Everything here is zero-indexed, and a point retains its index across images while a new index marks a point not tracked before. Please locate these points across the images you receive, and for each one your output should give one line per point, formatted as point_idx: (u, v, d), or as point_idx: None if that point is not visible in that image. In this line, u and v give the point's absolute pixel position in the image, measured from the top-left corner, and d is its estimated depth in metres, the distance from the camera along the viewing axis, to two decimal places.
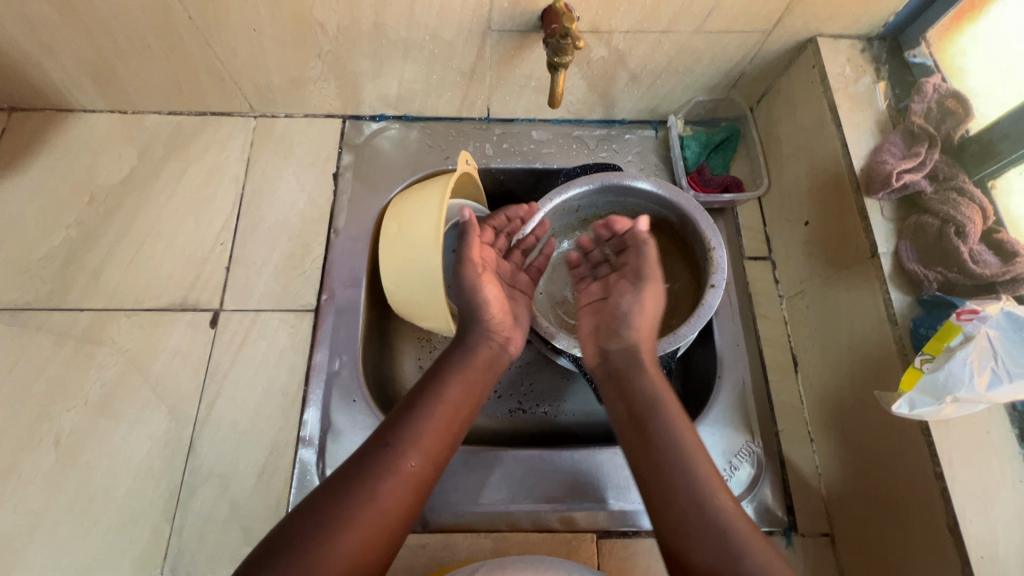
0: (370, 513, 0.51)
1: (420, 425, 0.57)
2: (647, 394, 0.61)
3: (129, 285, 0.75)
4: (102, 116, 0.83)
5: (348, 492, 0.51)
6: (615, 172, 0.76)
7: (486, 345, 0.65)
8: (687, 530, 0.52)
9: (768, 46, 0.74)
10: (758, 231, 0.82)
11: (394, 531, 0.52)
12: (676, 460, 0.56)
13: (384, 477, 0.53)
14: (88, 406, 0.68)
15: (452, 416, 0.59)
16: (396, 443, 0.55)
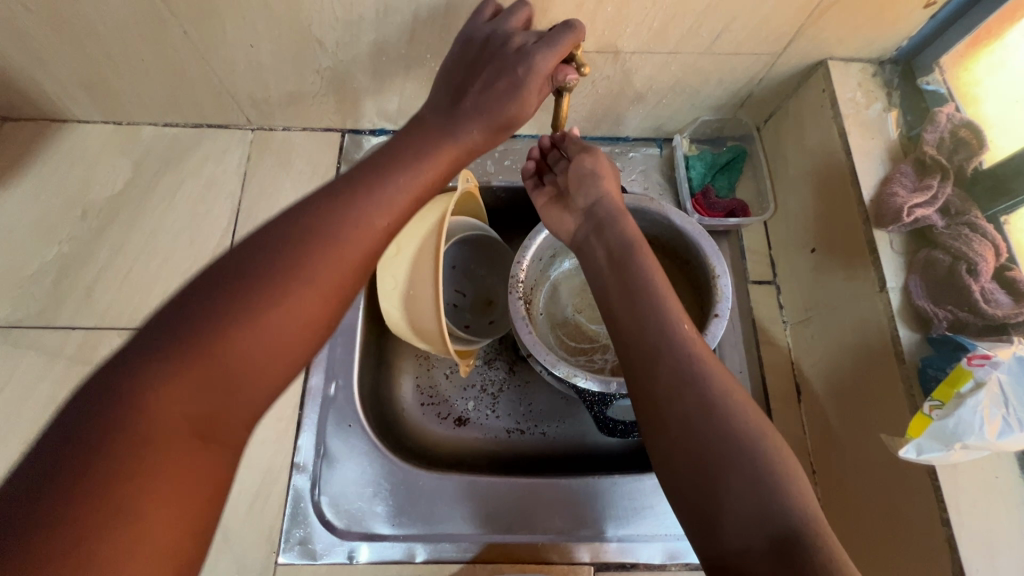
0: (307, 297, 0.40)
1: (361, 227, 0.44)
2: (626, 249, 0.57)
3: (123, 303, 0.73)
4: (97, 128, 0.82)
5: (279, 267, 0.40)
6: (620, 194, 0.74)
7: (447, 155, 0.54)
8: (674, 408, 0.46)
9: (777, 67, 0.72)
10: (763, 254, 0.81)
11: (293, 356, 0.41)
12: (660, 354, 0.48)
13: (262, 279, 0.39)
14: None
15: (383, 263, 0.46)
16: (323, 235, 0.42)
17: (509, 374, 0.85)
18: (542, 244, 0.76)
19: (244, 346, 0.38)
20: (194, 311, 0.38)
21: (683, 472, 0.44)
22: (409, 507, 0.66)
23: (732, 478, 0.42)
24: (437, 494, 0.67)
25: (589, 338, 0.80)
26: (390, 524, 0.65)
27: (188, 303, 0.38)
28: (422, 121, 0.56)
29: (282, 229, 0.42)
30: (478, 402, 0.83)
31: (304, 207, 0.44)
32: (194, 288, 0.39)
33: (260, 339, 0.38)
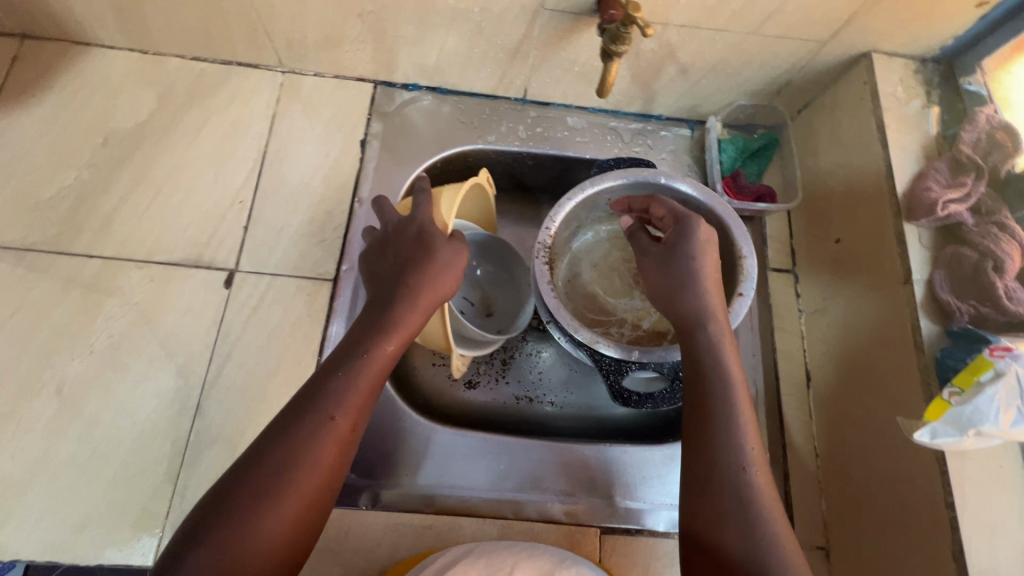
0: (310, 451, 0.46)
1: (352, 389, 0.49)
2: (711, 347, 0.55)
3: (142, 236, 0.72)
4: (121, 55, 0.79)
5: (262, 474, 0.45)
6: (652, 170, 0.75)
7: (429, 296, 0.55)
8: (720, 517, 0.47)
9: (820, 56, 0.72)
10: (784, 243, 0.81)
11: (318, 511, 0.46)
12: (705, 426, 0.51)
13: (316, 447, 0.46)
14: (94, 356, 0.66)
15: (383, 378, 0.52)
16: (335, 411, 0.48)
17: (521, 342, 0.85)
18: (569, 212, 0.76)
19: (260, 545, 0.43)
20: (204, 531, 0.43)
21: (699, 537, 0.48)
22: (422, 461, 0.67)
23: (731, 527, 0.47)
24: (452, 449, 0.68)
25: (607, 311, 0.81)
26: (405, 475, 0.66)
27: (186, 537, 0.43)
28: (386, 252, 0.59)
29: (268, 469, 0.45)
30: (488, 366, 0.84)
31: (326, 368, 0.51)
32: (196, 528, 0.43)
33: (267, 532, 0.43)
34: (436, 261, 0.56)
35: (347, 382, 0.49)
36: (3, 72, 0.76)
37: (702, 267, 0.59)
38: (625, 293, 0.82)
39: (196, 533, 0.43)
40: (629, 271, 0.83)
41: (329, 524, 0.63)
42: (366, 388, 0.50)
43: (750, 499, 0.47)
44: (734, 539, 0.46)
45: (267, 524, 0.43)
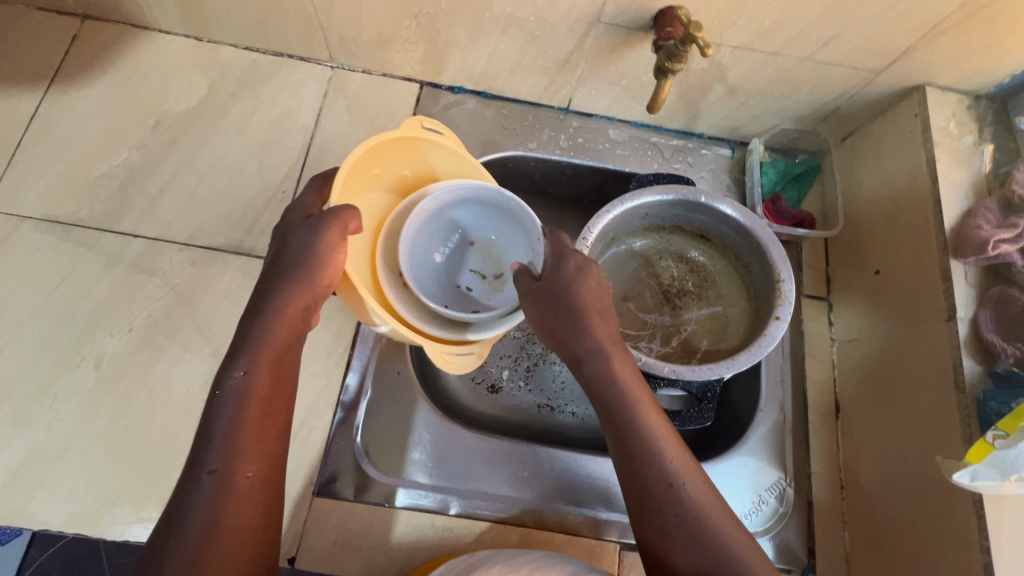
0: (214, 522, 0.41)
1: (233, 434, 0.44)
2: (608, 382, 0.55)
3: (185, 219, 0.73)
4: (177, 40, 0.81)
5: (172, 561, 0.40)
6: (693, 188, 0.75)
7: (301, 289, 0.51)
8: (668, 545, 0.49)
9: (872, 86, 0.72)
10: (820, 270, 0.81)
11: (248, 560, 0.42)
12: (625, 461, 0.52)
13: (213, 508, 0.42)
14: (133, 334, 0.67)
15: (268, 404, 0.47)
16: (214, 466, 0.43)
17: (545, 350, 0.85)
18: (608, 225, 0.76)
19: None
20: None
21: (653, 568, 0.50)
22: (447, 462, 0.67)
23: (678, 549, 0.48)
24: (477, 452, 0.68)
25: (637, 325, 0.81)
26: (428, 475, 0.66)
27: None
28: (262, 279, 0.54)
29: (170, 559, 0.40)
30: (512, 372, 0.84)
31: (209, 426, 0.45)
32: None
33: None
34: (297, 256, 0.52)
35: (227, 429, 0.45)
36: (63, 49, 0.78)
37: (582, 291, 0.55)
38: (655, 309, 0.82)
39: None
40: (661, 287, 0.83)
41: (352, 519, 0.63)
42: (252, 424, 0.45)
43: (693, 522, 0.49)
44: (684, 558, 0.48)
45: None
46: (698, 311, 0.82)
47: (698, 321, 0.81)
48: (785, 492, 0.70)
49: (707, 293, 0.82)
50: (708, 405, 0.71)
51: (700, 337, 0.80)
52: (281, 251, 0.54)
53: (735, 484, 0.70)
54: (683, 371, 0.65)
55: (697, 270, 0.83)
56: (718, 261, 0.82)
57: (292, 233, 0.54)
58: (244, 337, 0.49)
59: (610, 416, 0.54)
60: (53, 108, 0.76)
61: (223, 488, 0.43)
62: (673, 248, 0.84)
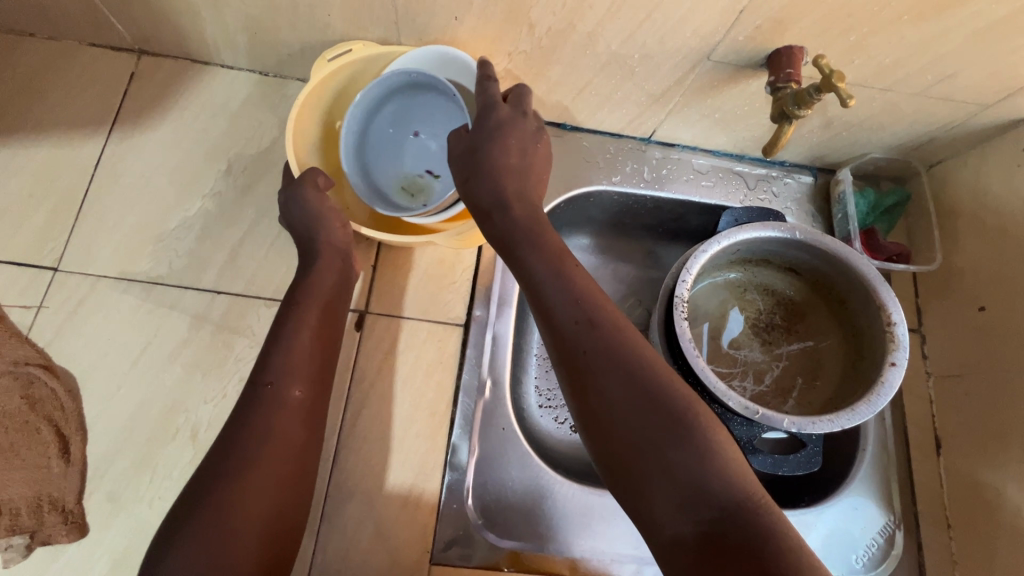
0: (273, 416, 0.50)
1: (287, 353, 0.54)
2: (547, 276, 0.51)
3: (269, 271, 0.69)
4: (242, 76, 0.76)
5: (234, 450, 0.48)
6: (790, 225, 0.74)
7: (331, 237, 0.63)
8: (621, 436, 0.43)
9: (977, 118, 0.70)
10: (911, 301, 0.80)
11: (301, 451, 0.51)
12: (591, 362, 0.45)
13: (267, 410, 0.50)
14: (227, 400, 0.63)
15: (320, 356, 0.56)
16: (271, 378, 0.52)
17: None
18: (703, 263, 0.74)
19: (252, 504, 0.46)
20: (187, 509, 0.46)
21: (622, 485, 0.43)
22: (562, 522, 0.65)
23: (634, 451, 0.42)
24: (590, 509, 0.65)
25: (729, 362, 0.79)
26: (544, 535, 0.64)
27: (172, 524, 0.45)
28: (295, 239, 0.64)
29: (238, 441, 0.49)
30: None
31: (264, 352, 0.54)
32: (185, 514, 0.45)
33: (254, 489, 0.47)
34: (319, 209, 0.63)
35: (283, 350, 0.54)
36: (122, 90, 0.73)
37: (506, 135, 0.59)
38: (746, 344, 0.80)
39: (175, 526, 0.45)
40: (750, 321, 0.81)
41: None
42: (298, 358, 0.54)
43: (647, 413, 0.42)
44: (661, 474, 0.41)
45: (258, 474, 0.47)
46: (789, 346, 0.80)
47: (790, 356, 0.79)
48: (894, 535, 0.70)
49: (797, 327, 0.81)
50: (817, 451, 0.70)
51: (794, 373, 0.78)
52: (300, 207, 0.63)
53: (843, 527, 0.70)
54: (802, 422, 0.65)
55: (784, 303, 0.81)
56: (806, 293, 0.80)
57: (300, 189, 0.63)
58: (300, 284, 0.60)
59: (571, 326, 0.47)
60: (117, 155, 0.71)
61: (277, 401, 0.51)
62: (759, 281, 0.82)
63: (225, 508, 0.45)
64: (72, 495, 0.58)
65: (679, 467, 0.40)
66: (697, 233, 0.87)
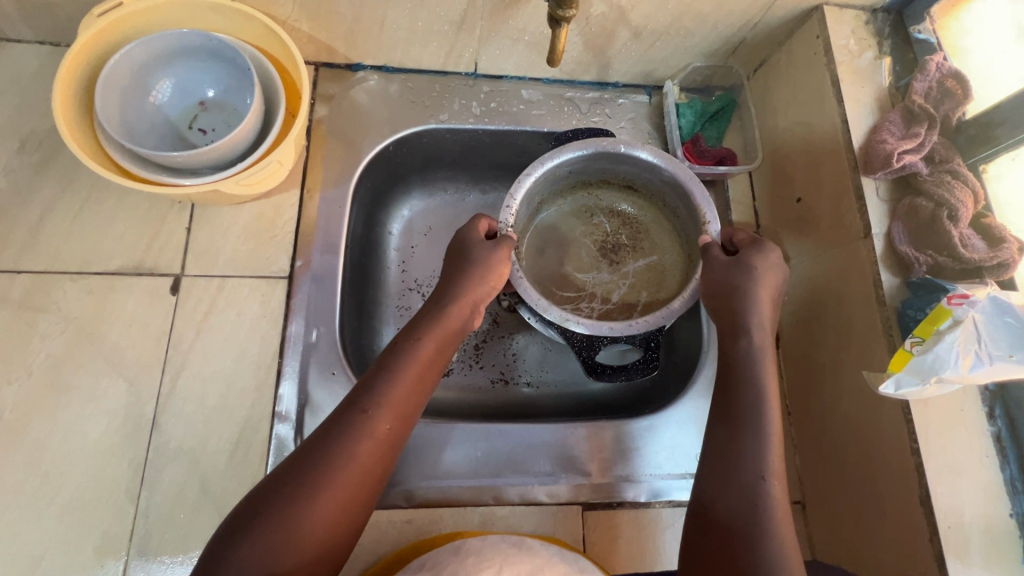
0: (377, 432, 0.51)
1: (394, 383, 0.54)
2: (756, 359, 0.58)
3: (73, 246, 0.67)
4: (29, 49, 0.72)
5: (317, 464, 0.49)
6: (612, 138, 0.72)
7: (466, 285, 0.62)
8: (710, 464, 0.54)
9: (773, 12, 0.71)
10: (748, 205, 0.81)
11: (387, 462, 0.52)
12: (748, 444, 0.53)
13: (360, 435, 0.50)
14: (34, 379, 0.62)
15: (424, 371, 0.57)
16: (367, 404, 0.52)
17: (493, 326, 0.84)
18: (532, 187, 0.72)
19: (304, 525, 0.46)
20: (255, 509, 0.47)
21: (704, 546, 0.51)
22: (398, 457, 0.65)
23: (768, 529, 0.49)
24: (429, 440, 0.67)
25: (576, 287, 0.80)
26: None
27: (239, 521, 0.46)
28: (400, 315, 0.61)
29: (299, 460, 0.49)
30: (461, 353, 0.82)
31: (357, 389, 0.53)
32: (244, 518, 0.46)
33: (308, 502, 0.47)
34: (471, 261, 0.63)
35: (391, 380, 0.54)
36: None
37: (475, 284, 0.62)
38: (592, 267, 0.81)
39: (226, 539, 0.46)
40: (597, 244, 0.82)
41: None
42: (413, 373, 0.55)
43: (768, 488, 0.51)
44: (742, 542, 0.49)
45: (331, 484, 0.48)
46: (635, 263, 0.81)
47: (635, 273, 0.80)
48: None
49: (642, 244, 0.81)
50: (653, 356, 0.72)
51: (638, 288, 0.79)
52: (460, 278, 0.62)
53: (685, 427, 0.71)
54: (621, 327, 0.65)
55: (630, 222, 0.82)
56: (646, 208, 0.81)
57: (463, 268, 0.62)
58: (430, 315, 0.61)
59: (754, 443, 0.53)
60: None
61: (367, 424, 0.51)
62: (604, 202, 0.82)
63: (286, 527, 0.45)
64: None
65: (736, 501, 0.51)
66: None
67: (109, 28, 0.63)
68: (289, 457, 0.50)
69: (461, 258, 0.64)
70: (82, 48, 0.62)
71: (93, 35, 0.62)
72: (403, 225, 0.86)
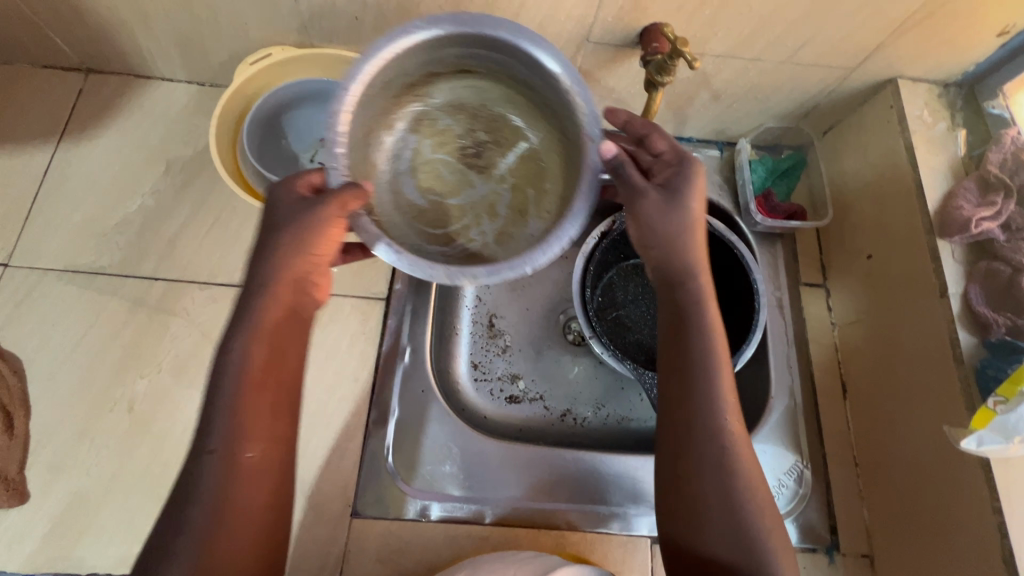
0: (241, 472, 0.45)
1: (235, 415, 0.45)
2: (700, 329, 0.53)
3: (203, 259, 0.75)
4: (181, 87, 0.83)
5: (195, 526, 0.43)
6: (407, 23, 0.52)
7: (296, 265, 0.50)
8: (680, 520, 0.49)
9: (848, 82, 0.76)
10: (815, 259, 0.84)
11: (272, 491, 0.47)
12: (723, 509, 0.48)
13: (229, 483, 0.44)
14: (161, 375, 0.69)
15: (269, 385, 0.48)
16: (216, 446, 0.45)
17: (560, 357, 0.88)
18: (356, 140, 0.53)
19: None
20: None
21: None
22: (473, 476, 0.69)
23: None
24: (502, 463, 0.70)
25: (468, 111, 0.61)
26: (460, 487, 0.68)
27: None
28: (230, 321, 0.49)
29: (166, 536, 0.43)
30: (531, 382, 0.86)
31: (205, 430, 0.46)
32: None
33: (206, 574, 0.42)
34: (304, 239, 0.50)
35: (226, 408, 0.46)
36: (70, 106, 0.80)
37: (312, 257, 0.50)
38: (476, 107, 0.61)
39: None
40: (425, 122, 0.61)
41: (391, 536, 0.66)
42: (254, 397, 0.46)
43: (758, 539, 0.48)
44: None
45: (229, 536, 0.43)
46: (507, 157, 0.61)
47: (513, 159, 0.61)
48: (803, 474, 0.72)
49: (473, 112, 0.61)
50: None
51: (531, 168, 0.60)
52: (288, 264, 0.50)
53: None
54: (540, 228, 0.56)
55: (459, 105, 0.61)
56: (516, 91, 0.58)
57: (274, 252, 0.50)
58: (238, 319, 0.49)
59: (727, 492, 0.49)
60: (64, 162, 0.78)
61: (227, 463, 0.44)
62: (463, 74, 0.58)
63: None
64: (15, 466, 0.64)
65: (726, 548, 0.48)
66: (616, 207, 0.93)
67: (259, 75, 0.74)
68: (152, 538, 0.43)
69: (300, 251, 0.50)
70: (234, 92, 0.72)
71: (244, 81, 0.73)
72: None
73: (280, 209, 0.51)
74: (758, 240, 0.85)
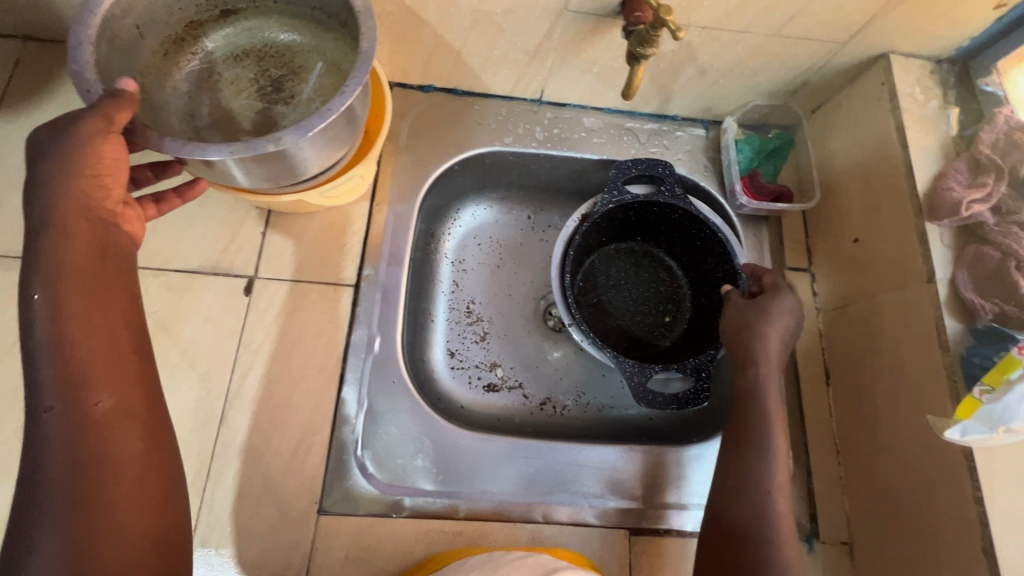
0: (113, 421, 0.42)
1: (68, 362, 0.41)
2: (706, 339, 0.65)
3: (157, 243, 0.70)
4: None
5: (76, 485, 0.40)
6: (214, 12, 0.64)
7: (72, 183, 0.44)
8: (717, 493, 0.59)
9: (838, 57, 0.73)
10: (801, 242, 0.81)
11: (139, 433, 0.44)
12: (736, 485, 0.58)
13: (84, 434, 0.41)
14: None
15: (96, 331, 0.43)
16: (52, 402, 0.41)
17: (539, 345, 0.85)
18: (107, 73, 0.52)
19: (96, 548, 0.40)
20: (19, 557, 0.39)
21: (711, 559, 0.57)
22: (447, 470, 0.67)
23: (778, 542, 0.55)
24: (478, 455, 0.68)
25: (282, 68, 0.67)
26: (433, 480, 0.66)
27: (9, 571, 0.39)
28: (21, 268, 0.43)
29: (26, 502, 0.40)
30: (509, 370, 0.84)
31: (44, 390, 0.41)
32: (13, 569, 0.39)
33: (98, 525, 0.40)
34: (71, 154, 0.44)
35: (58, 361, 0.41)
36: (6, 75, 0.74)
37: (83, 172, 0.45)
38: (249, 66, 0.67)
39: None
40: (257, 81, 0.67)
41: (361, 534, 0.63)
42: (83, 348, 0.42)
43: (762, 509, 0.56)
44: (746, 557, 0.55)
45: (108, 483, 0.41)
46: (309, 84, 0.66)
47: (315, 86, 0.66)
48: None
49: (289, 62, 0.67)
50: (703, 387, 0.71)
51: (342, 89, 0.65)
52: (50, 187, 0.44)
53: None
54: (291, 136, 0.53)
55: (241, 54, 0.67)
56: (303, 27, 0.67)
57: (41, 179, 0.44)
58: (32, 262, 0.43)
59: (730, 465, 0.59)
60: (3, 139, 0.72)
61: (79, 424, 0.41)
62: (263, 21, 0.67)
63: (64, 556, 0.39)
64: None
65: (746, 513, 0.57)
66: (598, 188, 0.89)
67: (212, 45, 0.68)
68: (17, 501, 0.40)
69: (75, 171, 0.44)
70: None
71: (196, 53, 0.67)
72: (456, 238, 0.88)
73: (38, 136, 0.45)
74: (744, 222, 0.82)
